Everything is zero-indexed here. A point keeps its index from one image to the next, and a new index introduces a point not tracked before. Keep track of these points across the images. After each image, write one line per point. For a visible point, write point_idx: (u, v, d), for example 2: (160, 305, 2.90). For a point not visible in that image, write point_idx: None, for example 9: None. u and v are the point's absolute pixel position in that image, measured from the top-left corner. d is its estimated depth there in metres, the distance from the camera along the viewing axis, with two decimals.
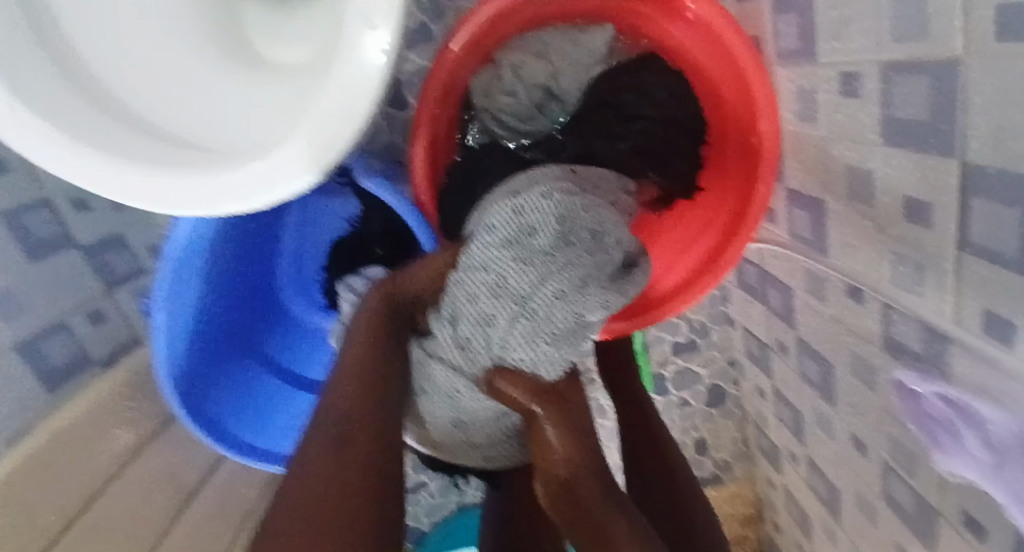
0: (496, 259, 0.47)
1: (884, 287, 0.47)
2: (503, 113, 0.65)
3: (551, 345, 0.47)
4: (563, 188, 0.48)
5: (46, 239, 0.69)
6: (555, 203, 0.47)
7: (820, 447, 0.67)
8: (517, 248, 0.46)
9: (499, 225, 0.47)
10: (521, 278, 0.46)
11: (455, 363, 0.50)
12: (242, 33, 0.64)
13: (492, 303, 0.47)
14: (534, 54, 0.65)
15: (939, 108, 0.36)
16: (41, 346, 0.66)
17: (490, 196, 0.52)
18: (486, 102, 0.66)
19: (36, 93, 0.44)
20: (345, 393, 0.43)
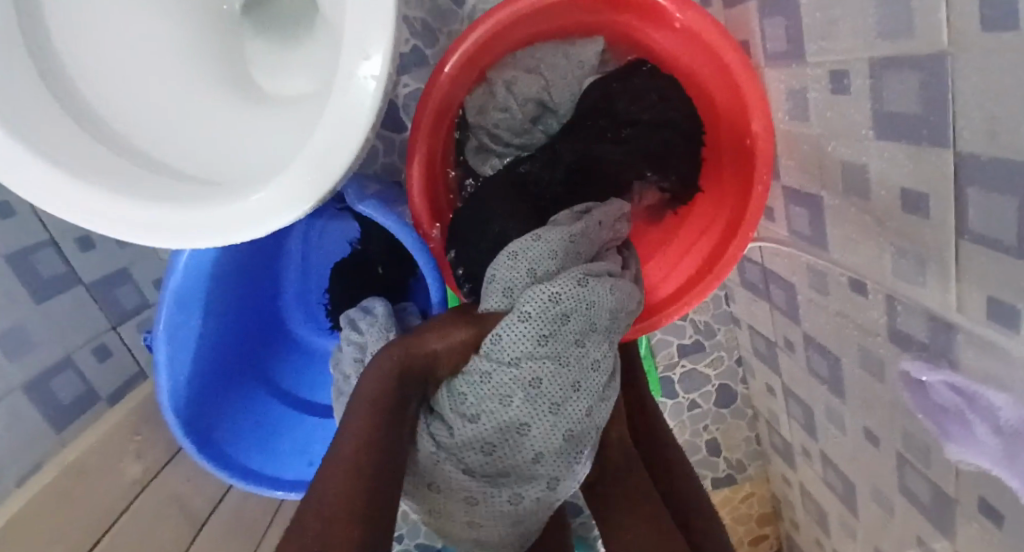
0: (531, 356, 0.45)
1: (887, 279, 0.47)
2: (498, 128, 0.67)
3: (579, 449, 0.48)
4: (588, 273, 0.48)
5: (52, 276, 0.70)
6: (587, 292, 0.47)
7: (833, 442, 0.67)
8: (553, 344, 0.45)
9: (535, 316, 0.45)
10: (557, 380, 0.45)
11: (468, 462, 0.47)
12: (240, 67, 0.65)
13: (527, 406, 0.45)
14: (525, 69, 0.65)
15: (929, 101, 0.36)
16: (49, 384, 0.66)
17: (500, 268, 0.50)
18: (480, 118, 0.67)
19: (36, 129, 0.44)
20: (357, 421, 0.41)
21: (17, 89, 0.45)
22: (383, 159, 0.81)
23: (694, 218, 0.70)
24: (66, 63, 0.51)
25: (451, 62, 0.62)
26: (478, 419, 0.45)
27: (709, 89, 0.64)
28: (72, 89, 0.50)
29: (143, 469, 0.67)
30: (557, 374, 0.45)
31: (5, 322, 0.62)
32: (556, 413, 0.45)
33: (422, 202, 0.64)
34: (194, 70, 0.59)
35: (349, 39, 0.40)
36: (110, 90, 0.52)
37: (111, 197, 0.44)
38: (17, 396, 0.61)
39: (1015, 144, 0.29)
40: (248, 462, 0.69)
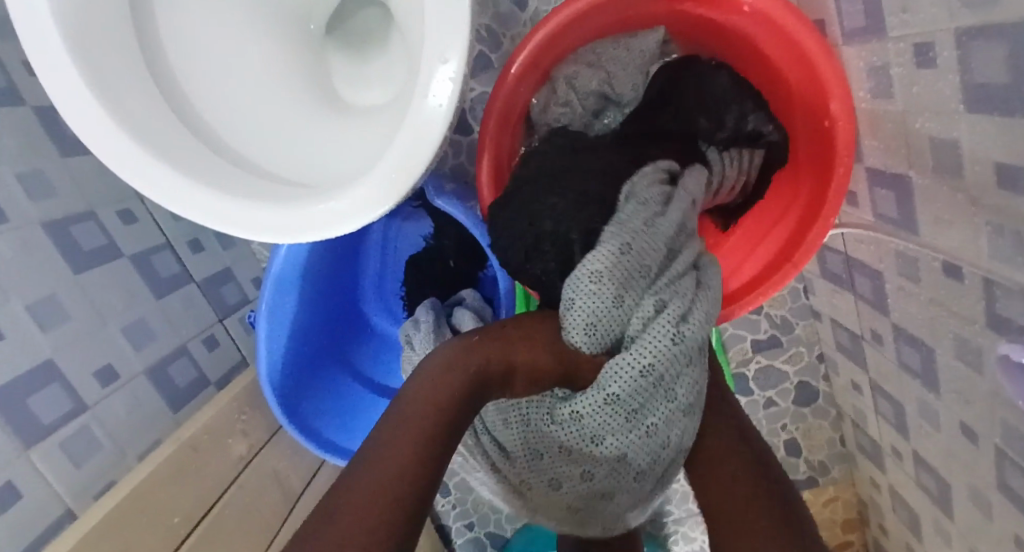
0: (611, 432, 0.43)
1: (983, 261, 0.44)
2: (559, 124, 0.68)
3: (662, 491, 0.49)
4: (673, 328, 0.41)
5: (170, 275, 0.79)
6: (672, 359, 0.40)
7: (927, 440, 0.63)
8: (636, 419, 0.42)
9: (616, 398, 0.41)
10: (642, 451, 0.44)
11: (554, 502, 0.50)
12: (328, 81, 0.71)
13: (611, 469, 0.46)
14: (586, 64, 0.67)
15: (1022, 69, 0.34)
16: (168, 372, 0.74)
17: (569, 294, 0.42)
18: (543, 116, 0.69)
19: (158, 139, 0.51)
20: (423, 394, 0.39)
21: (148, 108, 0.52)
22: (451, 161, 0.85)
23: (769, 205, 0.68)
24: (185, 86, 0.58)
25: (517, 63, 0.64)
26: (563, 486, 0.48)
27: (781, 74, 0.62)
28: (189, 107, 0.57)
29: (247, 447, 0.73)
30: (642, 447, 0.43)
31: (130, 315, 0.71)
32: (638, 478, 0.46)
33: (489, 194, 0.66)
34: (290, 85, 0.65)
35: (428, 44, 0.43)
36: (220, 107, 0.59)
37: (221, 197, 0.49)
38: (139, 380, 0.69)
39: None
40: (326, 432, 0.75)
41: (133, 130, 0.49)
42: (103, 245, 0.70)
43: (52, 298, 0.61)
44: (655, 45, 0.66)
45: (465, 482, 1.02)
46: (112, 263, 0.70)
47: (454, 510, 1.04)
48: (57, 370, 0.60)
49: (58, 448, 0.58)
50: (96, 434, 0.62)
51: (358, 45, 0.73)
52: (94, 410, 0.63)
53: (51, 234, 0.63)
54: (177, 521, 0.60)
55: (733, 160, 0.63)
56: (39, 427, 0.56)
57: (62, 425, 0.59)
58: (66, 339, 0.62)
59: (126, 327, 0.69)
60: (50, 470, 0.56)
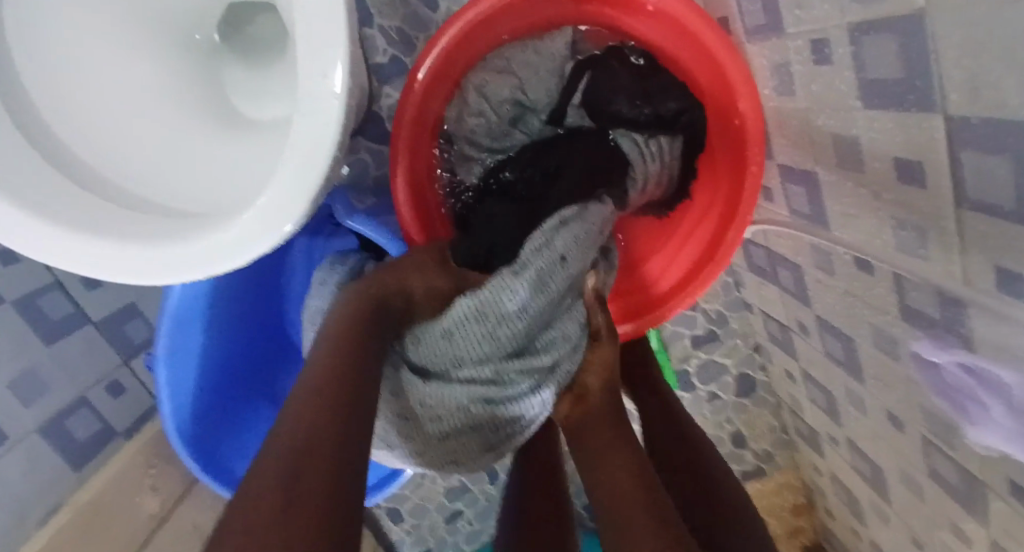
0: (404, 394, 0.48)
1: (890, 254, 0.44)
2: (475, 134, 0.66)
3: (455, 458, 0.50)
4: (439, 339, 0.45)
5: (60, 319, 0.71)
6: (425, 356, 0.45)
7: (857, 427, 0.64)
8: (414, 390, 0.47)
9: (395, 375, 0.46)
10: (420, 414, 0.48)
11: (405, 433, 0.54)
12: (222, 94, 0.66)
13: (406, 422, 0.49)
14: (496, 71, 0.64)
15: (911, 63, 0.34)
16: (65, 427, 0.68)
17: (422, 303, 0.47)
18: (459, 127, 0.66)
19: (16, 182, 0.45)
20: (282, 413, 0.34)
21: (3, 145, 0.46)
22: (374, 172, 0.80)
23: (695, 201, 0.68)
24: (41, 107, 0.51)
25: (423, 69, 0.61)
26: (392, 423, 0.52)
27: (693, 74, 0.62)
28: (50, 132, 0.51)
29: (160, 503, 0.67)
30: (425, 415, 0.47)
31: (16, 371, 0.64)
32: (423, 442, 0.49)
33: (409, 214, 0.62)
34: (176, 104, 0.60)
35: (306, 60, 0.40)
36: (91, 133, 0.53)
37: (91, 240, 0.45)
38: (35, 439, 0.64)
39: (1001, 102, 0.27)
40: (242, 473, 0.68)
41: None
42: None
43: None
44: (564, 45, 0.64)
45: (418, 506, 0.99)
46: None
47: (408, 538, 1.00)
48: None
49: None
50: None
51: (252, 59, 0.69)
52: None
53: None
54: None
55: (655, 158, 0.63)
56: None
57: None
58: None
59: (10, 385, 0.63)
60: None
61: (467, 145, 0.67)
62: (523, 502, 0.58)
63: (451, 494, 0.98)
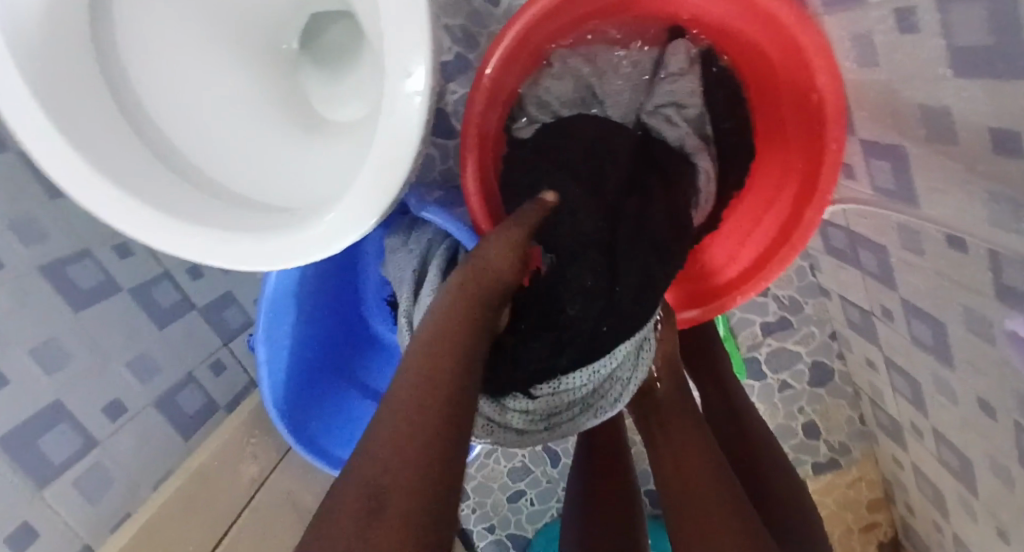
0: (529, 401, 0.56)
1: (983, 230, 0.42)
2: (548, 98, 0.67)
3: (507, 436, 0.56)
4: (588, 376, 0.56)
5: (171, 305, 0.78)
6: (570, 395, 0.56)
7: (945, 416, 0.61)
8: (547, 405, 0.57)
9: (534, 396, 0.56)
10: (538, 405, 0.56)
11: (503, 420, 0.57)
12: (304, 95, 0.71)
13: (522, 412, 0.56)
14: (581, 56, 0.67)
15: (1003, 28, 0.32)
16: (176, 399, 0.74)
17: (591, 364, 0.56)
18: (532, 91, 0.68)
19: (133, 180, 0.50)
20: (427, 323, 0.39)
21: (120, 148, 0.51)
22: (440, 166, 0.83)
23: (768, 177, 0.66)
24: (154, 116, 0.57)
25: (492, 61, 0.61)
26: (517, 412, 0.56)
27: (764, 52, 0.60)
28: (162, 139, 0.56)
29: (258, 469, 0.73)
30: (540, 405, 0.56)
31: (132, 348, 0.71)
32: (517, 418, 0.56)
33: (479, 206, 0.63)
34: (266, 107, 0.65)
35: (389, 58, 0.43)
36: (191, 134, 0.58)
37: (208, 234, 0.49)
38: (148, 412, 0.70)
39: None
40: (332, 450, 0.74)
41: (109, 175, 0.48)
42: (100, 282, 0.69)
43: (54, 341, 0.62)
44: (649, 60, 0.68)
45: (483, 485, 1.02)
46: (112, 298, 0.70)
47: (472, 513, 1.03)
48: (67, 410, 0.61)
49: (71, 487, 0.59)
50: (106, 469, 0.63)
51: (332, 60, 0.74)
52: (105, 443, 0.64)
53: (47, 275, 0.63)
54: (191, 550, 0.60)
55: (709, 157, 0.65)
56: (52, 465, 0.58)
57: (72, 464, 0.60)
58: (72, 379, 0.63)
59: (128, 361, 0.69)
60: (62, 507, 0.58)
61: (535, 109, 0.68)
62: (587, 506, 0.60)
63: (514, 475, 1.01)
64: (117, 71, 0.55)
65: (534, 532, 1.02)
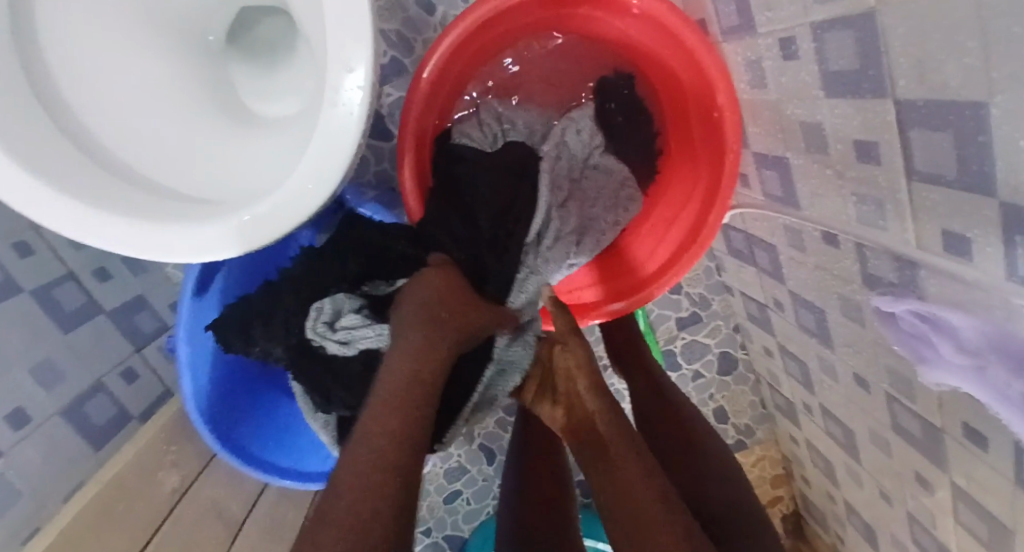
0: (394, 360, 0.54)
1: (852, 227, 0.50)
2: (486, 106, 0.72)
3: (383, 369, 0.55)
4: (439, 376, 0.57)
5: (78, 310, 0.74)
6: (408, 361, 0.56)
7: (829, 393, 0.71)
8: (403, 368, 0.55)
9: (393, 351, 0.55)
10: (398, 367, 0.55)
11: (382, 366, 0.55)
12: (235, 96, 0.70)
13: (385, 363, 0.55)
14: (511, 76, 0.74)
15: (866, 56, 0.39)
16: (84, 410, 0.69)
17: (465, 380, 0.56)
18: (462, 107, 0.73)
19: (61, 172, 0.49)
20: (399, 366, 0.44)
21: (44, 142, 0.50)
22: (373, 167, 0.84)
23: (676, 185, 0.74)
24: (78, 112, 0.55)
25: (429, 64, 0.64)
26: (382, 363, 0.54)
27: (674, 69, 0.67)
28: (87, 133, 0.54)
29: (180, 479, 0.69)
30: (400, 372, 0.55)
31: (37, 355, 0.66)
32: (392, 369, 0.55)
33: (416, 203, 0.66)
34: (197, 107, 0.64)
35: (333, 58, 0.44)
36: (120, 131, 0.57)
37: (136, 224, 0.48)
38: (55, 423, 0.65)
39: (943, 86, 0.33)
40: (264, 455, 0.72)
41: (37, 170, 0.47)
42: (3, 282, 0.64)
43: None
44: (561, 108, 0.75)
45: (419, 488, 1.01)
46: (12, 300, 0.65)
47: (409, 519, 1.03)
48: None
49: None
50: (12, 481, 0.58)
51: (264, 61, 0.73)
52: (10, 453, 0.59)
53: None
54: None
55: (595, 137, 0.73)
56: None
57: None
58: None
59: (31, 368, 0.64)
60: None
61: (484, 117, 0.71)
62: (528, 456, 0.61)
63: (451, 475, 1.02)
64: (37, 68, 0.53)
65: (471, 531, 1.04)
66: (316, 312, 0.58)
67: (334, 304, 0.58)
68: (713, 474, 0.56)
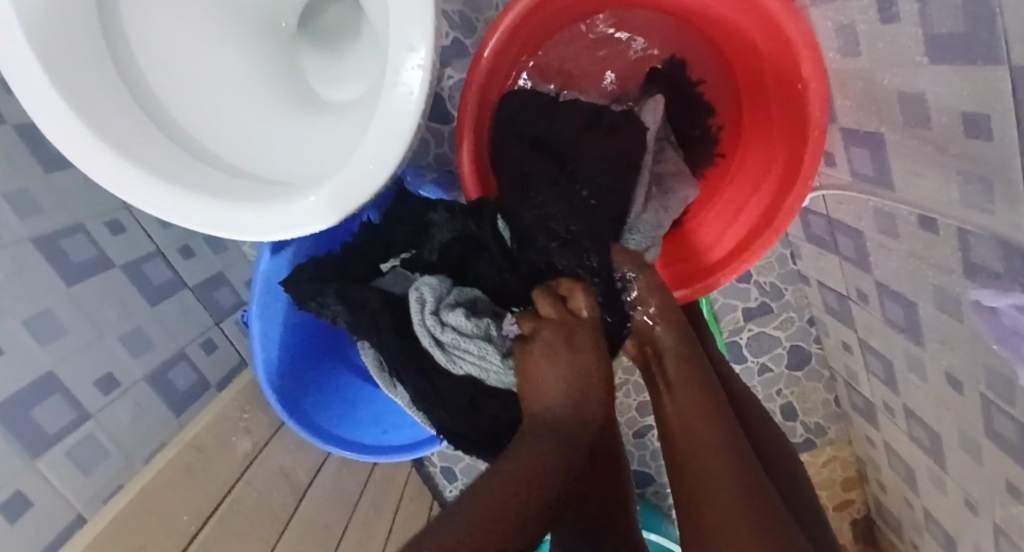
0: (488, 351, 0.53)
1: (954, 210, 0.45)
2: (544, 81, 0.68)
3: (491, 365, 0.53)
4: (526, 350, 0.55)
5: (164, 284, 0.79)
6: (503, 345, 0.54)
7: (916, 393, 0.65)
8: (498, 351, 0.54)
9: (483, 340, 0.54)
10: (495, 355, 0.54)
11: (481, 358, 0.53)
12: (305, 79, 0.72)
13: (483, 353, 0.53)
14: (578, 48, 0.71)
15: (979, 17, 0.35)
16: (167, 376, 0.74)
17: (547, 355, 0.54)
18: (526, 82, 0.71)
19: (145, 152, 0.52)
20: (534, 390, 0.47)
21: (131, 125, 0.53)
22: (435, 150, 0.84)
23: (751, 166, 0.69)
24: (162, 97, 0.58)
25: (490, 43, 0.63)
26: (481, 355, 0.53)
27: (754, 39, 0.62)
28: (169, 116, 0.57)
29: (252, 444, 0.73)
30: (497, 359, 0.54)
31: (127, 323, 0.71)
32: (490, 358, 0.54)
33: (474, 184, 0.67)
34: (269, 91, 0.66)
35: (394, 36, 0.44)
36: (199, 115, 0.60)
37: (210, 202, 0.50)
38: (142, 387, 0.70)
39: None
40: (327, 426, 0.75)
41: (124, 150, 0.50)
42: (95, 257, 0.70)
43: (49, 313, 0.61)
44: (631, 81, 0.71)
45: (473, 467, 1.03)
46: (105, 273, 0.70)
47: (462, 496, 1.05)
48: (59, 381, 0.60)
49: (65, 457, 0.58)
50: (104, 438, 0.63)
51: (332, 44, 0.74)
52: (98, 416, 0.63)
53: (43, 250, 0.62)
54: (185, 519, 0.60)
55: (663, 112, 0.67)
56: (46, 435, 0.57)
57: (66, 434, 0.59)
58: (67, 351, 0.62)
59: (122, 335, 0.70)
60: (56, 476, 0.56)
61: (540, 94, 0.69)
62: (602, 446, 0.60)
63: None
64: (125, 57, 0.56)
65: None
66: (418, 304, 0.55)
67: (435, 291, 0.56)
68: (779, 468, 0.52)
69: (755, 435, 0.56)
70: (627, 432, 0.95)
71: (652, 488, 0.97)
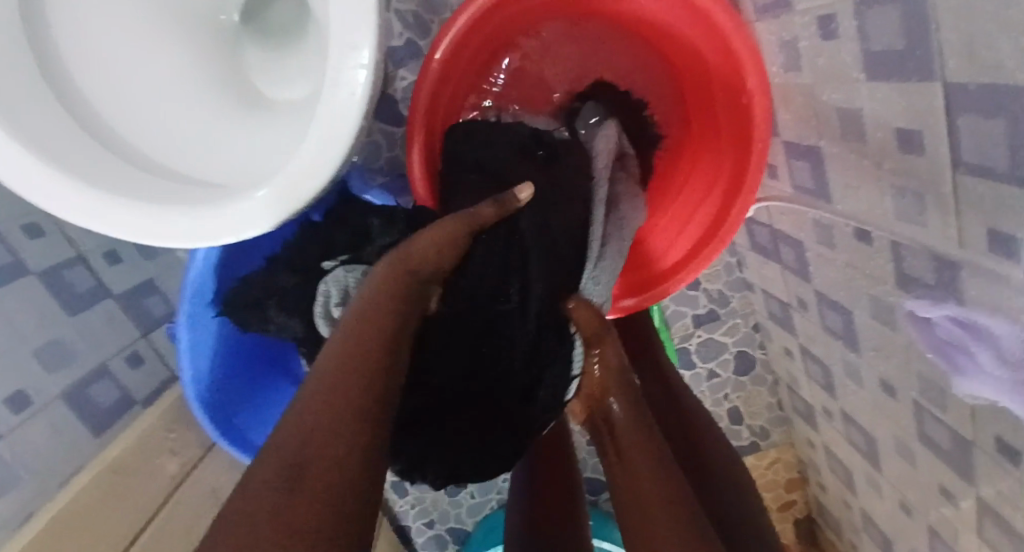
0: None
1: (888, 223, 0.47)
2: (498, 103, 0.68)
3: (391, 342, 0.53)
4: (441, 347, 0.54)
5: (86, 292, 0.73)
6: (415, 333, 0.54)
7: (852, 398, 0.67)
8: None
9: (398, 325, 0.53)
10: None
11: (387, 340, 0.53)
12: (242, 75, 0.68)
13: None
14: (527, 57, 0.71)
15: (914, 35, 0.36)
16: (87, 392, 0.69)
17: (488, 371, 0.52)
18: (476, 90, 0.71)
19: (56, 150, 0.47)
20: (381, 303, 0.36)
21: (41, 120, 0.48)
22: (385, 154, 0.82)
23: (699, 177, 0.70)
24: (79, 88, 0.53)
25: (442, 44, 0.61)
26: None
27: (701, 51, 0.63)
28: (86, 110, 0.53)
29: (179, 466, 0.69)
30: None
31: (42, 336, 0.65)
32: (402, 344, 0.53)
33: (423, 188, 0.64)
34: (201, 86, 0.62)
35: (336, 33, 0.42)
36: (122, 109, 0.55)
37: (131, 205, 0.46)
38: (58, 405, 0.64)
39: (1000, 65, 0.29)
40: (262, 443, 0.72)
41: (32, 147, 0.46)
42: (9, 262, 0.64)
43: None
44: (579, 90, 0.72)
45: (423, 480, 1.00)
46: (17, 280, 0.64)
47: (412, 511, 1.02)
48: None
49: None
50: (11, 463, 0.57)
51: (272, 39, 0.71)
52: (9, 436, 0.58)
53: None
54: (104, 548, 0.55)
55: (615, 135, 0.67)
56: None
57: None
58: None
59: (36, 349, 0.64)
60: None
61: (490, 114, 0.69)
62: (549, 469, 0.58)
63: None
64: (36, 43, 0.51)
65: (474, 525, 1.03)
66: (324, 299, 0.53)
67: (340, 284, 0.53)
68: (728, 486, 0.51)
69: (700, 452, 0.57)
70: (579, 441, 0.94)
71: (603, 496, 0.98)
